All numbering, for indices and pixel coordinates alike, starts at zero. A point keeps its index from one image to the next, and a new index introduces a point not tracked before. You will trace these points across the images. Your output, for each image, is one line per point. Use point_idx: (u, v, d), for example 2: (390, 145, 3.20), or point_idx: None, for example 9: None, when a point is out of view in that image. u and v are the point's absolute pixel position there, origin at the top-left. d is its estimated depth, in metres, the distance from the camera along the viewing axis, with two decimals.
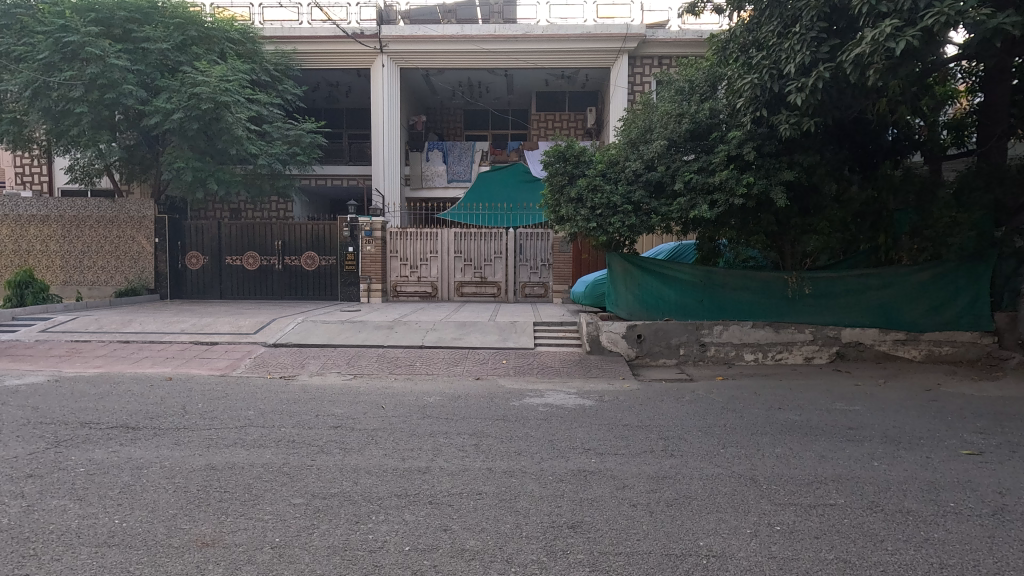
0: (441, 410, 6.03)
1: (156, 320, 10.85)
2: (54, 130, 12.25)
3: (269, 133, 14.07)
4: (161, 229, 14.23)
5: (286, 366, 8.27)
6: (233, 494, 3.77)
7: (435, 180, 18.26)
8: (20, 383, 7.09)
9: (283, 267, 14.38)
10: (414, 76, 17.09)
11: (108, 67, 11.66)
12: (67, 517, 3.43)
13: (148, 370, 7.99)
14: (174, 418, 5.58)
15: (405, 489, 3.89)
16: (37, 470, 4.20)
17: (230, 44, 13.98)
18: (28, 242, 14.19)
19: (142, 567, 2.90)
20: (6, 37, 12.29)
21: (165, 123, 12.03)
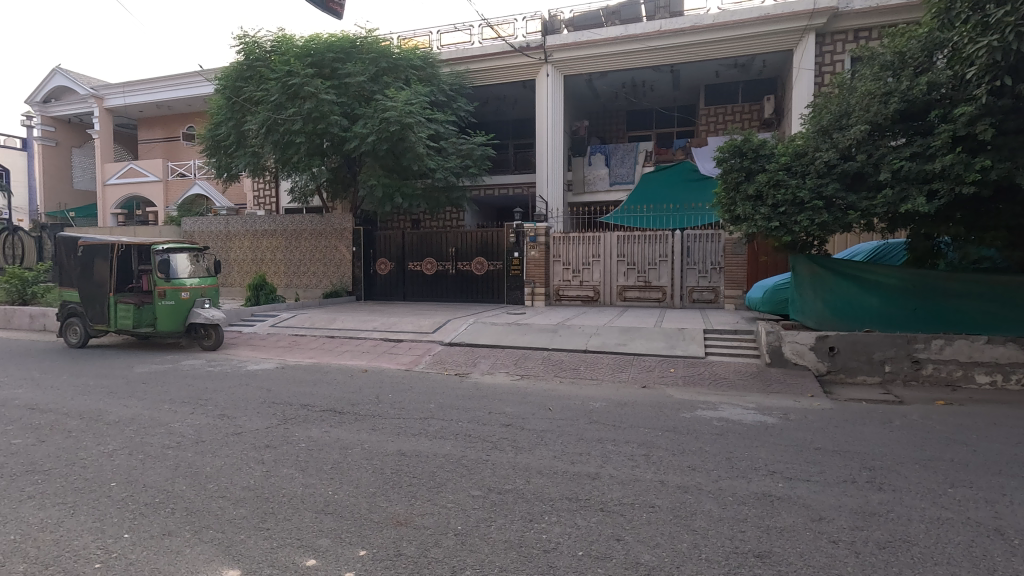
0: (607, 416, 5.96)
1: (354, 319, 12.44)
2: (281, 158, 14.66)
3: (445, 149, 15.29)
4: (358, 239, 16.33)
5: (460, 364, 8.89)
6: (420, 480, 4.13)
7: (598, 184, 18.27)
8: (258, 368, 8.65)
9: (456, 272, 15.53)
10: (577, 82, 17.30)
11: (320, 102, 13.71)
12: (294, 483, 4.08)
13: (349, 362, 9.20)
14: (370, 406, 6.33)
15: (576, 493, 3.90)
16: (272, 441, 5.07)
17: (414, 70, 15.54)
18: (262, 252, 17.34)
19: (351, 535, 3.32)
20: (249, 85, 15.05)
21: (362, 146, 13.78)
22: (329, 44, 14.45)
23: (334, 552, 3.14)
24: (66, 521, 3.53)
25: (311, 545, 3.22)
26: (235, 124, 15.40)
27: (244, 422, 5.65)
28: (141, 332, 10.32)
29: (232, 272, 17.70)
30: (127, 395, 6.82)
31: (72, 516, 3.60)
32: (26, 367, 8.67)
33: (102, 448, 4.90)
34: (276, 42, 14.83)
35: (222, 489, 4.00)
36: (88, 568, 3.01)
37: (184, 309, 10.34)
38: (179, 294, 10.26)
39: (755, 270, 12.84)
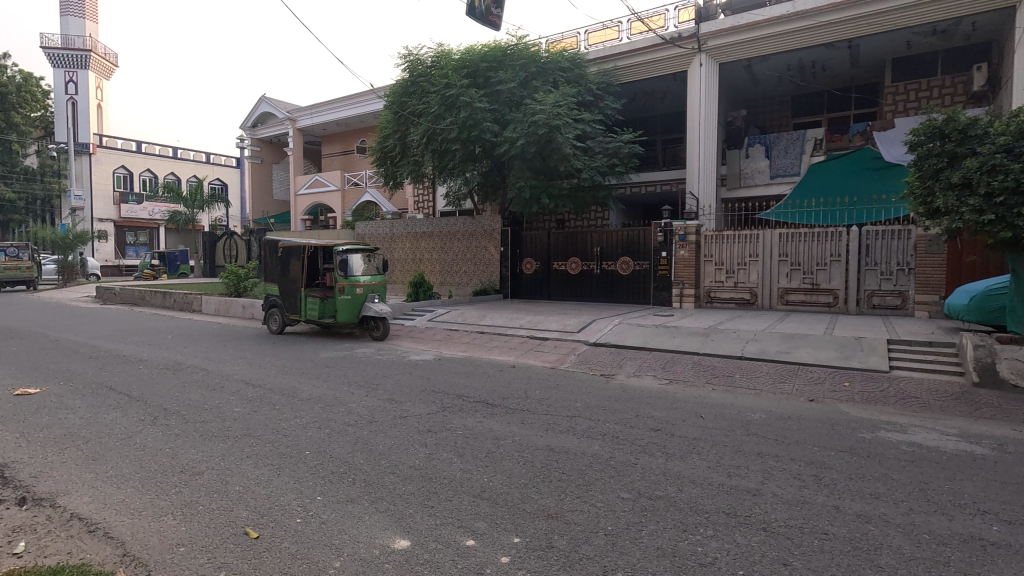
0: (767, 429, 5.49)
1: (502, 316, 12.99)
2: (439, 165, 15.78)
3: (592, 148, 15.27)
4: (506, 240, 17.01)
5: (606, 365, 8.82)
6: (570, 477, 4.19)
7: (757, 177, 16.89)
8: (419, 359, 9.44)
9: (601, 272, 15.45)
10: (734, 69, 16.17)
11: (474, 110, 14.47)
12: (453, 467, 4.40)
13: (499, 357, 9.63)
14: (520, 400, 6.56)
15: (734, 508, 3.67)
16: (433, 427, 5.50)
17: (562, 73, 15.78)
18: (421, 252, 18.84)
19: (505, 522, 3.49)
20: (413, 99, 16.39)
21: (512, 150, 14.32)
22: (482, 54, 15.25)
23: (491, 535, 3.33)
24: (274, 479, 4.20)
25: (470, 526, 3.44)
26: (400, 136, 16.87)
27: (408, 407, 6.22)
28: (324, 323, 11.84)
29: (396, 271, 19.49)
30: (315, 377, 7.89)
31: (279, 476, 4.27)
32: (241, 348, 10.45)
33: (298, 421, 5.74)
34: (436, 57, 16.01)
35: (392, 466, 4.44)
36: (291, 521, 3.54)
37: (358, 303, 11.68)
38: (354, 289, 11.60)
39: (957, 271, 10.83)
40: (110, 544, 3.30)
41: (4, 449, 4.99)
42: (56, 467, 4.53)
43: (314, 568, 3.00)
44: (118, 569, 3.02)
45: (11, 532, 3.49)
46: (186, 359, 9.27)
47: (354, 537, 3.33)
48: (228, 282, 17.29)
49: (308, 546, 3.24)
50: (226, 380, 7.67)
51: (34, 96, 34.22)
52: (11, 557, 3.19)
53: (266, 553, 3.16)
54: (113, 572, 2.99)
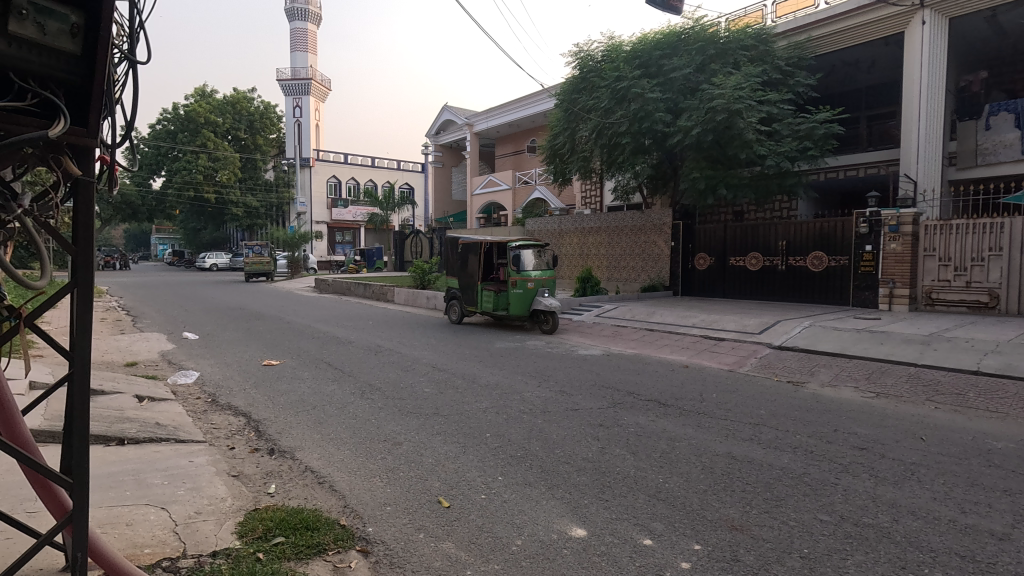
0: (1016, 462, 4.47)
1: (673, 313, 12.48)
2: (608, 159, 15.62)
3: (778, 132, 13.84)
4: (677, 234, 16.26)
5: (794, 371, 7.96)
6: (756, 489, 3.88)
7: (1000, 153, 13.81)
8: (588, 353, 9.53)
9: (786, 268, 14.01)
10: (970, 22, 13.36)
11: (646, 101, 14.03)
12: (627, 464, 4.36)
13: (670, 356, 9.28)
14: (695, 402, 6.26)
15: (969, 551, 3.06)
16: (605, 422, 5.51)
17: (744, 52, 14.57)
18: (588, 248, 18.92)
19: (685, 527, 3.35)
20: (583, 95, 16.43)
21: (686, 139, 13.62)
22: (656, 42, 14.78)
23: (669, 538, 3.24)
24: (460, 456, 4.58)
25: (647, 526, 3.39)
26: (569, 133, 17.04)
27: (579, 400, 6.31)
28: (498, 314, 12.55)
29: (563, 266, 19.83)
30: (491, 365, 8.43)
31: (464, 454, 4.66)
32: (427, 336, 11.57)
33: (478, 405, 6.18)
34: (607, 50, 15.87)
35: (567, 456, 4.55)
36: (477, 497, 3.84)
37: (529, 296, 12.16)
38: (526, 284, 12.13)
39: None
40: (335, 495, 3.91)
41: (258, 408, 6.21)
42: (294, 426, 5.50)
43: (499, 542, 3.22)
44: (341, 517, 3.57)
45: (266, 475, 4.33)
46: (384, 342, 10.57)
47: (533, 520, 3.49)
48: (415, 276, 19.24)
49: (491, 521, 3.48)
50: (416, 363, 8.58)
51: (273, 121, 41.71)
52: (266, 494, 3.96)
53: (457, 522, 3.47)
54: (338, 519, 3.54)
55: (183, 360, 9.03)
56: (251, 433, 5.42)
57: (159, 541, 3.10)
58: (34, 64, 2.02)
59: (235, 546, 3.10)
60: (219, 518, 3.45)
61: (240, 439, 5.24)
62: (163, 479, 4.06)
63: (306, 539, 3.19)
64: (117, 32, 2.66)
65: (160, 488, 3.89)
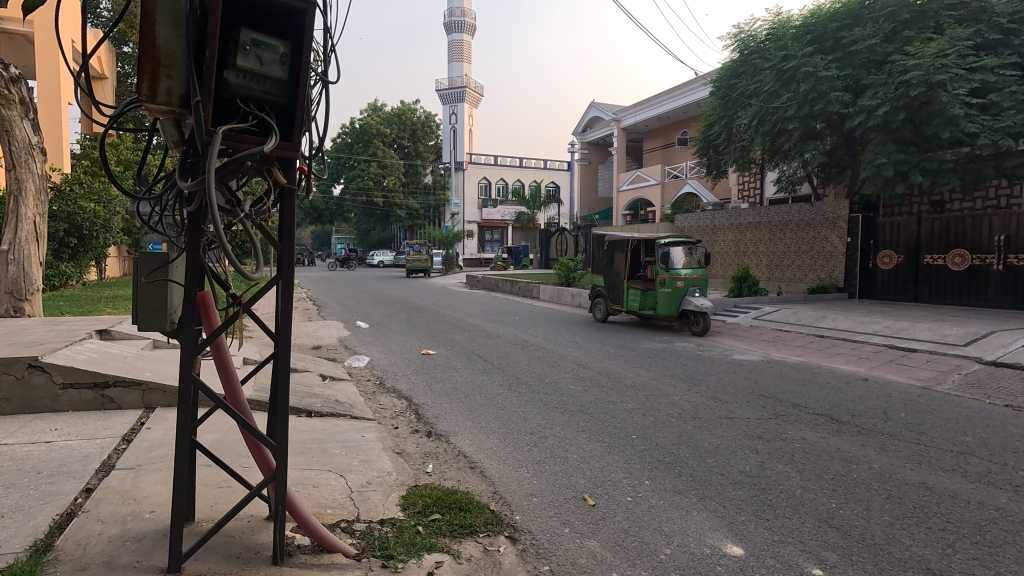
0: None
1: (849, 319, 11.04)
2: (770, 148, 14.27)
3: (995, 104, 11.50)
4: (855, 229, 14.36)
5: (1014, 394, 6.54)
6: (961, 530, 3.26)
7: None
8: (745, 359, 8.83)
9: (1004, 268, 11.65)
10: None
11: (819, 80, 12.57)
12: (792, 483, 3.95)
13: (844, 366, 8.24)
14: (878, 421, 5.46)
15: None
16: (765, 434, 5.05)
17: (949, 12, 12.36)
18: (745, 245, 17.51)
19: (867, 563, 2.94)
20: (743, 79, 15.21)
21: (870, 121, 11.94)
22: (832, 13, 13.19)
23: (845, 571, 2.87)
24: (606, 456, 4.53)
25: (816, 554, 3.04)
26: (726, 122, 15.86)
27: (735, 408, 5.87)
28: (644, 313, 12.17)
29: (716, 264, 18.59)
30: (638, 365, 8.22)
31: (610, 453, 4.60)
32: (572, 332, 11.66)
33: (625, 405, 6.06)
34: (772, 28, 14.52)
35: (721, 467, 4.27)
36: (624, 498, 3.76)
37: (678, 296, 11.62)
38: (675, 283, 11.60)
39: None
40: (485, 480, 4.12)
41: (417, 393, 6.77)
42: (449, 412, 5.90)
43: (646, 548, 3.12)
44: (491, 503, 3.73)
45: (425, 455, 4.70)
46: (530, 338, 10.86)
47: (683, 530, 3.32)
48: (561, 273, 19.48)
49: (638, 524, 3.39)
50: (561, 359, 8.67)
51: (432, 129, 45.09)
52: (425, 473, 4.28)
53: (602, 521, 3.44)
54: (489, 504, 3.70)
55: (356, 346, 10.17)
56: (412, 415, 5.92)
57: (339, 504, 3.53)
58: (254, 90, 2.38)
59: (399, 517, 3.41)
60: (385, 490, 3.82)
61: (403, 420, 5.75)
62: (342, 450, 4.62)
63: (460, 519, 3.40)
64: (313, 57, 3.05)
65: (340, 457, 4.43)
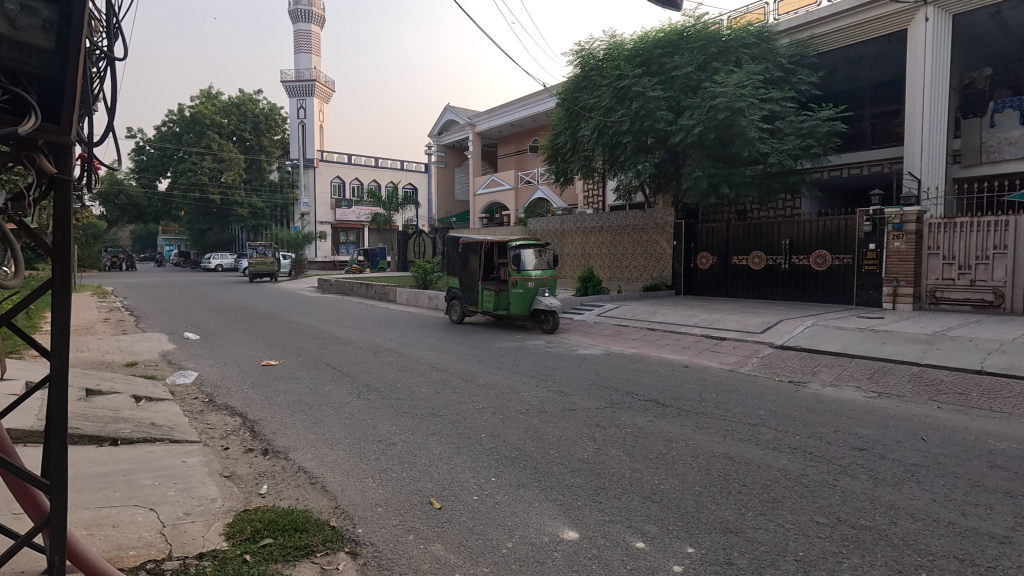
0: (1021, 464, 4.38)
1: (675, 313, 12.42)
2: (609, 158, 15.54)
3: (780, 130, 13.74)
4: (679, 233, 16.21)
5: (795, 371, 7.87)
6: (753, 491, 3.82)
7: (1005, 150, 13.90)
8: (589, 353, 9.49)
9: (789, 267, 13.95)
10: (974, 18, 13.39)
11: (647, 99, 13.98)
12: (622, 465, 4.31)
13: (671, 355, 9.23)
14: (695, 402, 6.20)
15: (969, 554, 3.00)
16: (602, 422, 5.46)
17: (746, 50, 14.53)
18: (589, 247, 18.86)
19: (679, 530, 3.30)
20: (584, 93, 16.32)
21: (688, 138, 13.55)
22: (656, 40, 14.67)
23: (662, 540, 3.19)
24: (454, 457, 4.54)
25: (640, 528, 3.34)
26: (571, 132, 16.91)
27: (577, 400, 6.27)
28: (498, 313, 12.50)
29: (565, 265, 19.73)
30: (491, 364, 8.39)
31: (459, 454, 4.62)
32: (428, 335, 11.57)
33: (476, 404, 6.15)
34: (608, 49, 15.75)
35: (562, 457, 4.51)
36: (469, 498, 3.80)
37: (529, 296, 12.12)
38: (526, 284, 12.09)
39: None
40: (326, 495, 3.89)
41: (254, 408, 6.20)
42: (289, 426, 5.49)
43: (489, 545, 3.18)
44: (331, 518, 3.54)
45: (258, 475, 4.30)
46: (384, 342, 10.55)
47: (525, 522, 3.45)
48: (417, 276, 19.25)
49: (482, 522, 3.45)
50: (415, 363, 8.55)
51: (277, 122, 41.83)
52: (258, 495, 3.93)
53: (448, 524, 3.43)
54: (328, 520, 3.51)
55: (183, 361, 9.03)
56: (246, 433, 5.40)
57: (145, 542, 3.08)
58: (5, 58, 2.00)
59: (221, 548, 3.08)
60: (207, 519, 3.43)
61: (234, 440, 5.21)
62: (154, 480, 4.04)
63: (294, 541, 3.16)
64: (93, 28, 2.65)
65: (151, 488, 3.88)
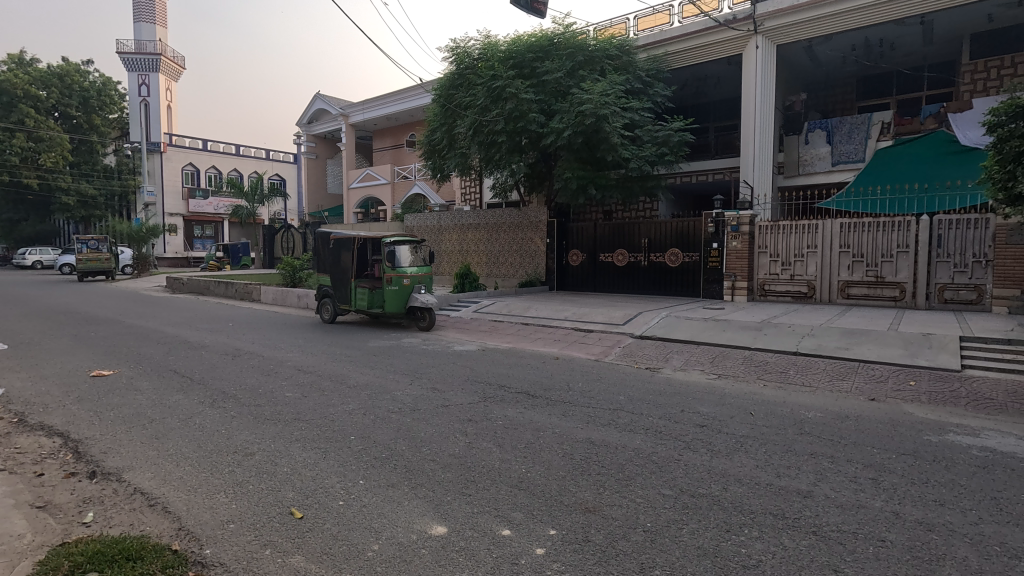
0: (823, 429, 5.20)
1: (547, 308, 12.94)
2: (485, 157, 15.74)
3: (639, 137, 14.92)
4: (552, 231, 16.94)
5: (652, 358, 8.63)
6: (610, 471, 4.12)
7: (816, 164, 16.44)
8: (464, 349, 9.57)
9: (648, 264, 15.19)
10: (793, 50, 15.62)
11: (520, 101, 14.41)
12: (492, 457, 4.41)
13: (543, 348, 9.62)
14: (563, 392, 6.54)
15: (781, 510, 3.51)
16: (474, 416, 5.54)
17: (610, 61, 15.52)
18: (467, 244, 19.00)
19: (544, 515, 3.45)
20: (460, 91, 16.35)
21: (558, 141, 14.21)
22: (528, 45, 15.11)
23: (527, 526, 3.32)
24: (319, 463, 4.33)
25: (506, 516, 3.44)
26: (447, 129, 16.85)
27: (450, 396, 6.30)
28: (372, 312, 12.12)
29: (442, 262, 19.68)
30: (364, 364, 8.12)
31: (324, 459, 4.41)
32: (295, 336, 10.88)
33: (345, 407, 5.91)
34: (482, 49, 15.93)
35: (433, 454, 4.50)
36: (334, 504, 3.64)
37: (405, 293, 11.91)
38: (401, 280, 11.86)
39: None
40: (168, 517, 3.50)
41: (80, 426, 5.38)
42: (124, 444, 4.85)
43: (354, 550, 3.08)
44: (174, 542, 3.20)
45: (82, 502, 3.76)
46: (244, 345, 9.73)
47: (393, 522, 3.39)
48: (285, 273, 18.02)
49: (348, 527, 3.33)
50: (279, 366, 7.99)
51: (112, 99, 36.66)
52: (81, 525, 3.43)
53: (309, 533, 3.26)
54: (170, 544, 3.16)
55: None
56: (68, 455, 4.68)
57: None
58: None
59: None
60: (10, 560, 2.92)
61: (52, 464, 4.49)
62: None
63: (126, 572, 2.81)
64: None
65: None
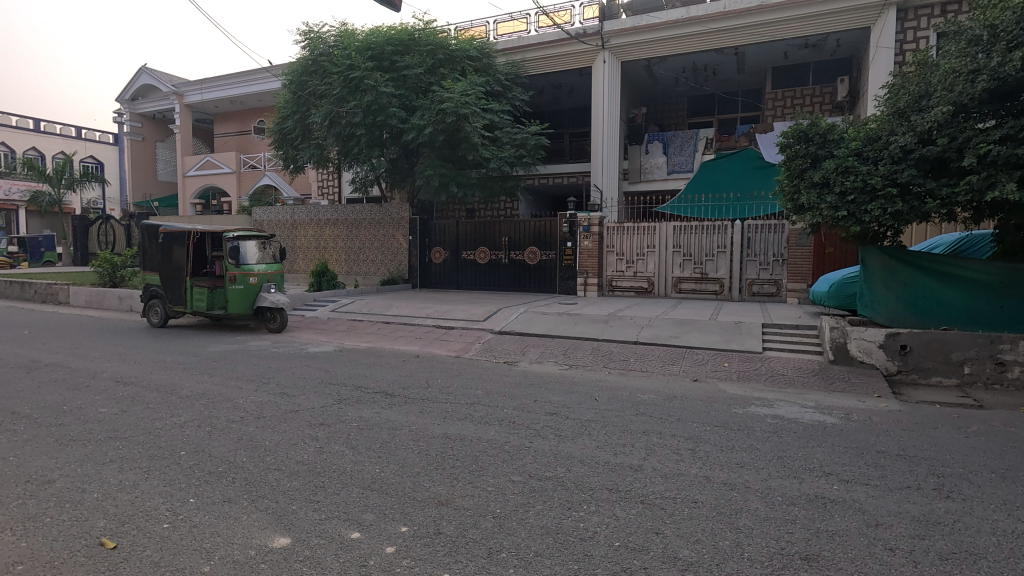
0: (655, 409, 5.82)
1: (409, 306, 12.77)
2: (343, 150, 15.07)
3: (499, 138, 15.34)
4: (414, 228, 16.74)
5: (510, 353, 8.96)
6: (464, 463, 4.22)
7: (655, 172, 18.12)
8: (319, 350, 9.10)
9: (509, 261, 15.69)
10: (635, 67, 17.14)
11: (379, 94, 14.04)
12: (344, 460, 4.27)
13: (403, 347, 9.50)
14: (423, 390, 6.52)
15: (616, 484, 3.87)
16: (326, 420, 5.30)
17: (471, 61, 15.72)
18: (324, 240, 18.06)
19: (396, 513, 3.43)
20: (314, 79, 15.44)
21: (419, 138, 14.10)
22: (388, 37, 14.72)
23: (377, 526, 3.27)
24: (140, 484, 3.84)
25: (356, 519, 3.36)
26: (300, 118, 15.83)
27: (301, 400, 5.95)
28: (212, 314, 10.99)
29: (297, 259, 18.48)
30: (202, 372, 7.34)
31: (147, 479, 3.93)
32: (115, 343, 9.50)
33: (175, 420, 5.30)
34: (339, 37, 15.22)
35: (277, 462, 4.24)
36: (156, 528, 3.27)
37: (252, 293, 10.97)
38: (247, 279, 10.89)
39: (821, 263, 12.31)
40: None
41: None
42: None
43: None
44: None
45: None
46: (45, 356, 8.27)
47: (228, 540, 3.14)
48: (102, 271, 15.61)
49: (173, 552, 3.01)
50: (92, 379, 6.92)
51: None
52: None
53: (123, 564, 2.89)
54: None
55: None
56: None
57: None
58: None
59: None
60: None
61: None
62: None
63: None
64: None
65: None
